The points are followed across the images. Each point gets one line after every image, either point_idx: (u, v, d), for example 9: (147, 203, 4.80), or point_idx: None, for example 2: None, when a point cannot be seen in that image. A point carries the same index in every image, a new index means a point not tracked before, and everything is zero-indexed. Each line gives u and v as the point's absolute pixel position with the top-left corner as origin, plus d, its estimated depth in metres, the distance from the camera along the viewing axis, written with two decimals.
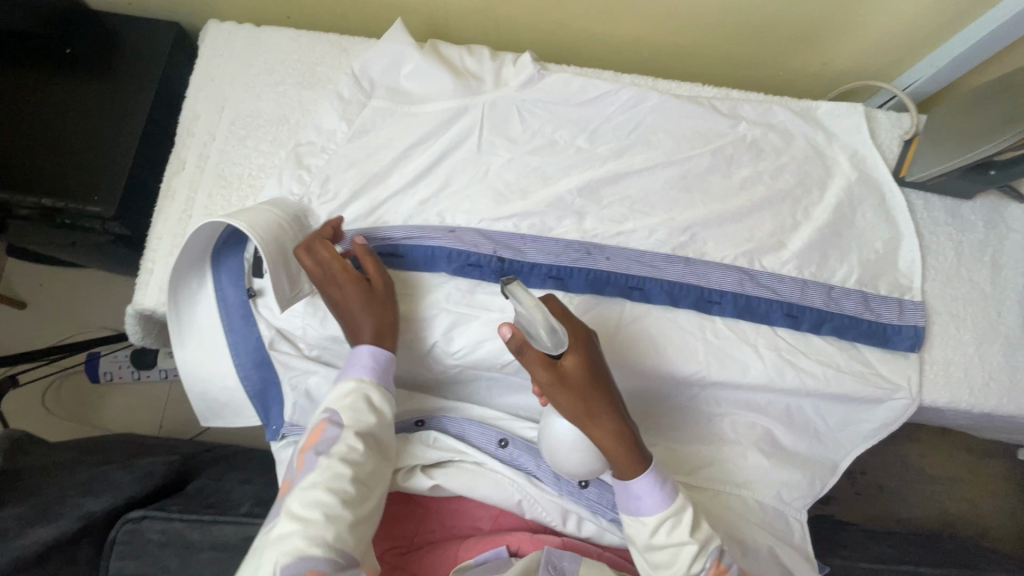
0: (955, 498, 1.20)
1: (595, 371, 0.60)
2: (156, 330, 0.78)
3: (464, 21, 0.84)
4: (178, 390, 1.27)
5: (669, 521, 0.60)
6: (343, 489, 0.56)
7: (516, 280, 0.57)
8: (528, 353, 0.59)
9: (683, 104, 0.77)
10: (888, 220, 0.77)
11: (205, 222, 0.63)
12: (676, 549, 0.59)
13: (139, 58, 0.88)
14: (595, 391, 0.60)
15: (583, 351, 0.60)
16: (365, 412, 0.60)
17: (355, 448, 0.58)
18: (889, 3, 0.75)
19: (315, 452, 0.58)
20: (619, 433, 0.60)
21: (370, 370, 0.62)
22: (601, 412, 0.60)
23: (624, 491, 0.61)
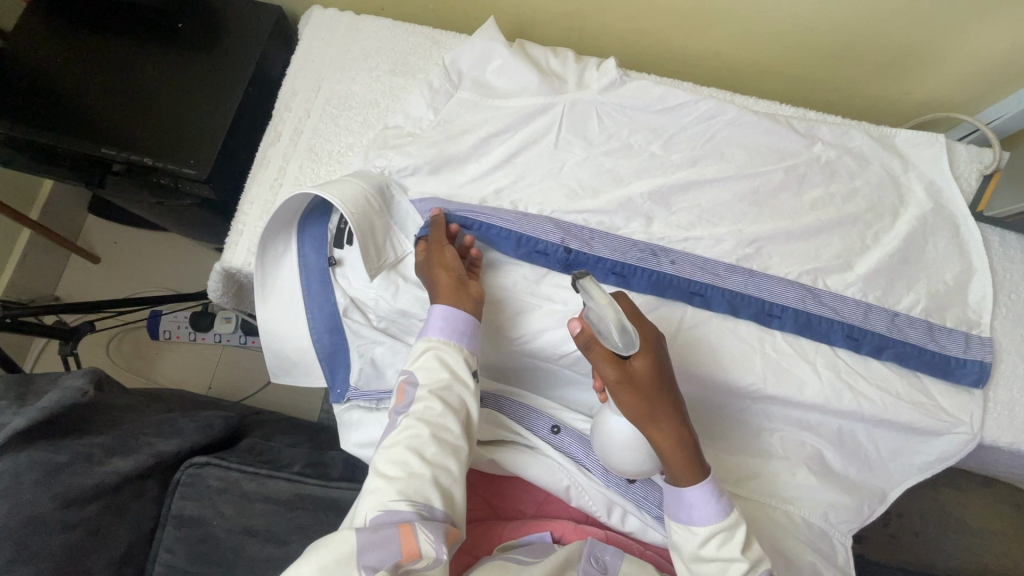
0: (997, 553, 1.15)
1: (664, 377, 0.60)
2: (234, 289, 0.83)
3: (550, 24, 0.87)
4: (229, 355, 1.33)
5: (720, 535, 0.59)
6: (422, 447, 0.59)
7: (590, 276, 0.60)
8: (596, 349, 0.59)
9: (761, 120, 0.78)
10: (959, 253, 0.77)
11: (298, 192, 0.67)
12: (724, 564, 0.58)
13: (241, 35, 0.94)
14: (661, 396, 0.59)
15: (653, 355, 0.60)
16: (436, 372, 0.63)
17: (428, 407, 0.61)
18: (981, 37, 0.75)
19: (397, 413, 0.62)
20: (681, 442, 0.59)
21: (440, 331, 0.65)
22: (664, 416, 0.59)
23: (677, 499, 0.60)
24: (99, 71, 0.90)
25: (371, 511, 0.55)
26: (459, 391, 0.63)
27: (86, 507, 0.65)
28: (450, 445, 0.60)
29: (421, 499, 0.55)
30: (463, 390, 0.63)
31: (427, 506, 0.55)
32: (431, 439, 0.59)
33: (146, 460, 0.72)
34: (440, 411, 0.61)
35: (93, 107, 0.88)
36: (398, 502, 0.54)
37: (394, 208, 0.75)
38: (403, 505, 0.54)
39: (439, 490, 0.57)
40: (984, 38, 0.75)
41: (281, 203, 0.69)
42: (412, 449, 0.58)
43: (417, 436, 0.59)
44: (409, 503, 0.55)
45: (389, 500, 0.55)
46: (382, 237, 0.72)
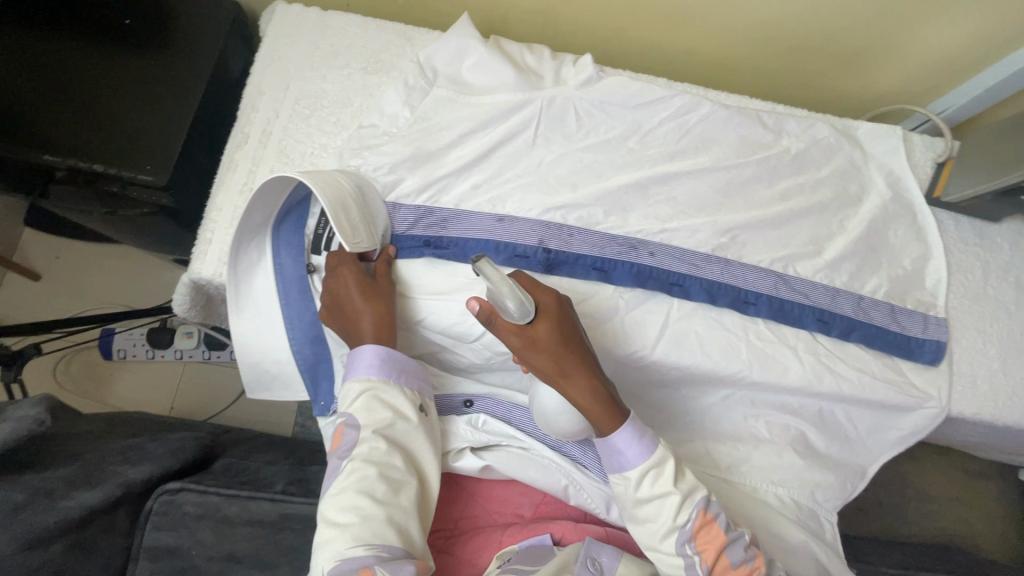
0: (952, 517, 1.24)
1: (567, 334, 0.61)
2: (202, 301, 0.77)
3: (524, 21, 0.87)
4: (193, 372, 1.25)
5: (652, 471, 0.60)
6: (372, 488, 0.56)
7: (484, 256, 0.58)
8: (498, 322, 0.60)
9: (733, 114, 0.80)
10: (919, 238, 0.80)
11: (281, 174, 0.62)
12: (660, 501, 0.59)
13: (196, 31, 0.88)
14: (568, 352, 0.60)
15: (553, 315, 0.61)
16: (377, 411, 0.61)
17: (372, 447, 0.59)
18: (928, 33, 0.80)
19: (339, 458, 0.59)
20: (595, 391, 0.60)
21: (376, 370, 0.63)
22: (574, 372, 0.60)
23: (605, 446, 0.61)
24: (37, 72, 0.83)
25: (330, 562, 0.53)
26: (403, 428, 0.62)
27: (50, 546, 0.60)
28: (399, 481, 0.58)
29: (379, 541, 0.53)
30: (406, 426, 0.62)
31: (388, 548, 0.53)
32: (379, 478, 0.57)
33: (115, 490, 0.67)
34: (386, 450, 0.59)
35: (33, 112, 0.80)
36: (355, 549, 0.53)
37: (371, 202, 0.70)
38: (362, 550, 0.53)
39: (396, 528, 0.55)
40: (933, 32, 0.79)
41: (258, 188, 0.64)
42: (362, 492, 0.56)
43: (367, 479, 0.57)
44: (366, 548, 0.53)
45: (345, 547, 0.53)
46: (359, 220, 0.66)
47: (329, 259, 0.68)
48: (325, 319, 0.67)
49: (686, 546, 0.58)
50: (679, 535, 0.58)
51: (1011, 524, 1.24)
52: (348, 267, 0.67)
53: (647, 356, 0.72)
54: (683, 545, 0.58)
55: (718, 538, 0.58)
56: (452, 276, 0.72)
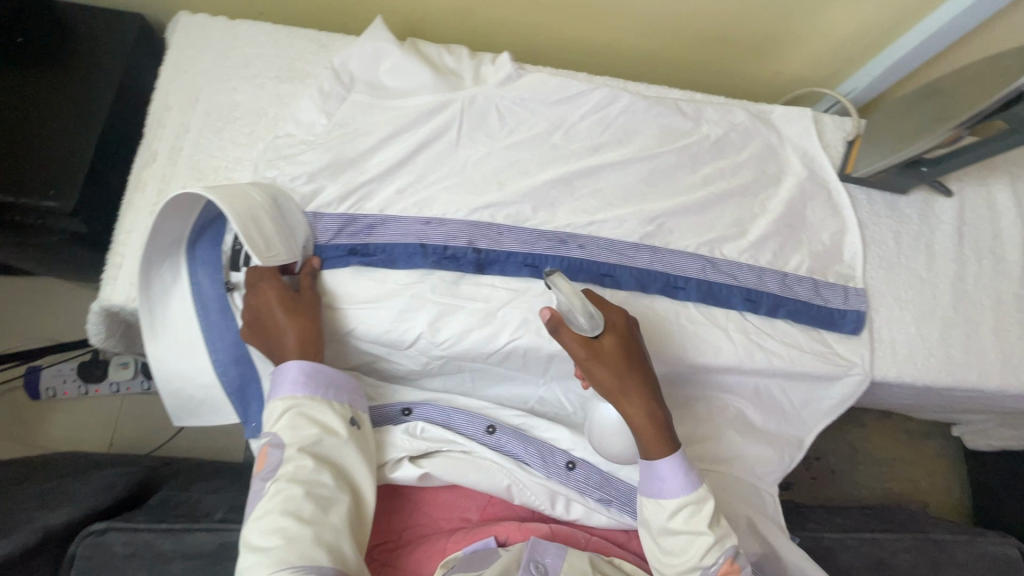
0: (898, 477, 1.31)
1: (632, 353, 0.63)
2: (120, 329, 0.74)
3: (443, 22, 0.86)
4: (134, 404, 1.19)
5: (688, 508, 0.61)
6: (298, 508, 0.55)
7: (558, 270, 0.59)
8: (564, 330, 0.62)
9: (651, 105, 0.81)
10: (834, 214, 0.84)
11: (183, 191, 0.60)
12: (691, 538, 0.60)
13: (96, 46, 0.83)
14: (632, 371, 0.62)
15: (620, 334, 0.63)
16: (303, 428, 0.60)
17: (298, 466, 0.58)
18: (827, 18, 0.83)
19: (263, 479, 0.58)
20: (651, 414, 0.62)
21: (301, 386, 0.62)
22: (634, 392, 0.62)
23: (648, 471, 0.62)
24: None
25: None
26: (331, 443, 0.61)
27: None
28: (328, 499, 0.57)
29: (305, 562, 0.52)
30: (335, 441, 0.61)
31: (314, 567, 0.52)
32: (306, 497, 0.56)
33: (29, 540, 0.65)
34: (312, 467, 0.58)
35: None
36: (280, 573, 0.52)
37: (288, 214, 0.68)
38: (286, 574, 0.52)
39: (325, 547, 0.54)
40: (831, 17, 0.83)
41: (162, 206, 0.62)
42: (286, 513, 0.55)
43: (292, 499, 0.56)
44: (292, 571, 0.52)
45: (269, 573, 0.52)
46: (273, 232, 0.64)
47: (248, 276, 0.66)
48: (247, 338, 0.65)
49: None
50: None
51: (950, 477, 1.31)
52: (269, 282, 0.65)
53: None
54: None
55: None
56: (382, 283, 0.72)
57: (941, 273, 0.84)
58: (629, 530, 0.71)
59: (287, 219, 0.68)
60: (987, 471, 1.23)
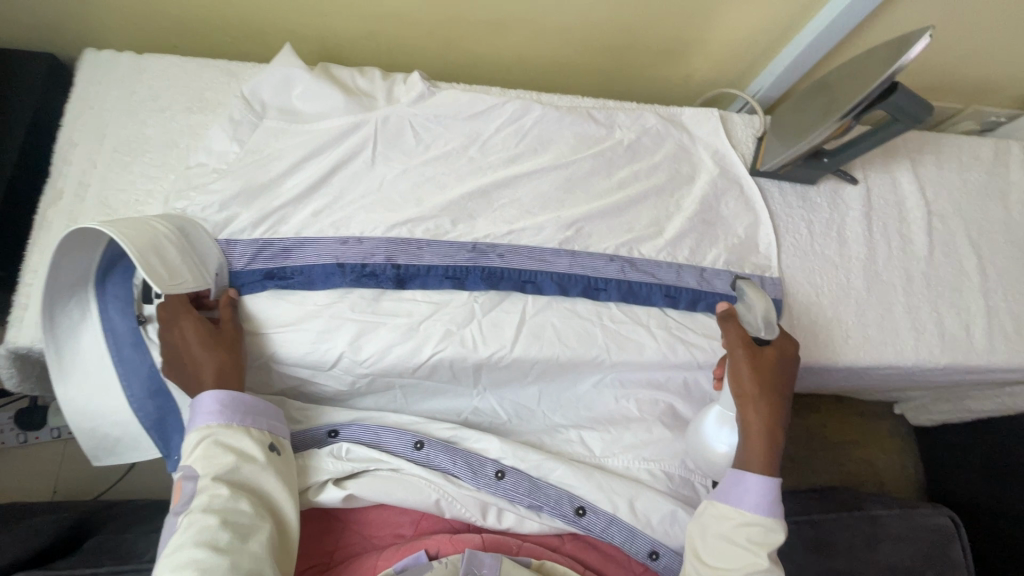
0: (853, 458, 1.34)
1: (785, 375, 0.67)
2: (35, 372, 0.72)
3: (358, 46, 0.88)
4: (75, 449, 1.15)
5: (755, 527, 0.62)
6: (213, 537, 0.54)
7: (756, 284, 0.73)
8: (732, 324, 0.69)
9: (563, 114, 0.84)
10: (748, 208, 0.87)
11: (78, 226, 0.60)
12: (746, 553, 0.61)
13: (2, 86, 0.82)
14: (775, 387, 0.66)
15: (783, 356, 0.68)
16: (218, 457, 0.59)
17: (213, 495, 0.57)
18: (723, 23, 0.88)
19: (176, 515, 0.57)
20: (767, 429, 0.65)
21: (216, 415, 0.61)
22: (766, 403, 0.65)
23: (736, 476, 0.64)
24: None
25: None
26: (250, 469, 0.60)
27: None
28: (247, 527, 0.56)
29: None
30: (254, 467, 0.61)
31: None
32: (222, 525, 0.55)
33: None
34: (229, 496, 0.57)
35: None
36: None
37: (198, 242, 0.69)
38: None
39: None
40: (727, 21, 0.87)
41: (60, 242, 0.61)
42: (201, 544, 0.53)
43: (207, 529, 0.55)
44: None
45: None
46: (179, 262, 0.64)
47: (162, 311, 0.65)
48: (166, 375, 0.64)
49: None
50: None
51: (903, 455, 1.35)
52: (184, 317, 0.65)
53: (507, 355, 0.74)
54: None
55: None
56: (301, 305, 0.72)
57: (853, 257, 0.87)
58: (562, 534, 0.72)
59: (197, 248, 0.69)
60: (934, 445, 1.26)
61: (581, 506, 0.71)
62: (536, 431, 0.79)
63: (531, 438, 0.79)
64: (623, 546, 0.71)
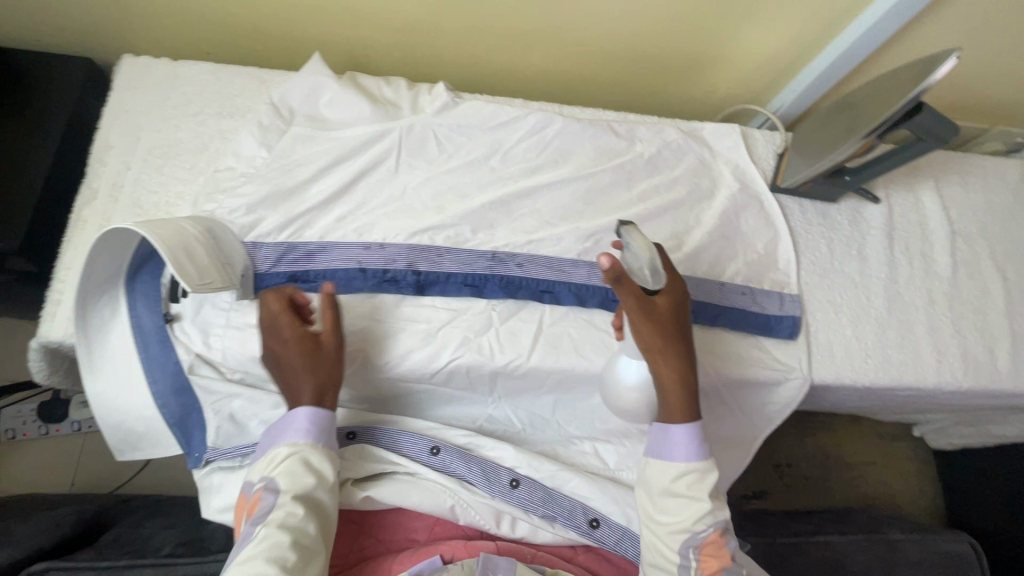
0: (869, 480, 1.32)
1: (680, 317, 0.64)
2: (64, 366, 0.74)
3: (385, 56, 0.90)
4: (94, 442, 1.17)
5: (691, 475, 0.61)
6: (282, 558, 0.55)
7: (633, 223, 0.65)
8: (625, 282, 0.61)
9: (585, 127, 0.85)
10: (768, 224, 0.87)
11: (112, 226, 0.61)
12: (689, 502, 0.60)
13: (43, 89, 0.85)
14: (676, 334, 0.63)
15: (677, 296, 0.64)
16: (301, 475, 0.60)
17: (290, 513, 0.57)
18: (747, 40, 0.88)
19: (252, 523, 0.58)
20: (681, 378, 0.62)
21: (304, 433, 0.61)
22: (672, 353, 0.62)
23: (663, 433, 0.63)
24: None
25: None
26: (324, 493, 0.61)
27: None
28: (311, 551, 0.57)
29: None
30: (329, 491, 0.61)
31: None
32: (292, 546, 0.56)
33: None
34: (302, 517, 0.58)
35: None
36: None
37: (224, 244, 0.70)
38: None
39: None
40: (750, 38, 0.88)
41: (94, 242, 0.63)
42: (271, 561, 0.55)
43: (277, 547, 0.55)
44: None
45: None
46: (208, 262, 0.65)
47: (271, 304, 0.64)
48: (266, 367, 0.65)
49: (690, 550, 0.59)
50: (689, 539, 0.59)
51: (921, 478, 1.32)
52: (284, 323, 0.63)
53: (524, 364, 0.74)
54: (688, 549, 0.59)
55: (722, 559, 0.59)
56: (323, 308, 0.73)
57: (874, 276, 0.86)
58: (575, 545, 0.72)
59: (223, 250, 0.70)
60: (954, 469, 1.24)
61: (595, 518, 0.71)
62: (550, 441, 0.79)
63: (545, 449, 0.79)
64: (635, 560, 0.70)
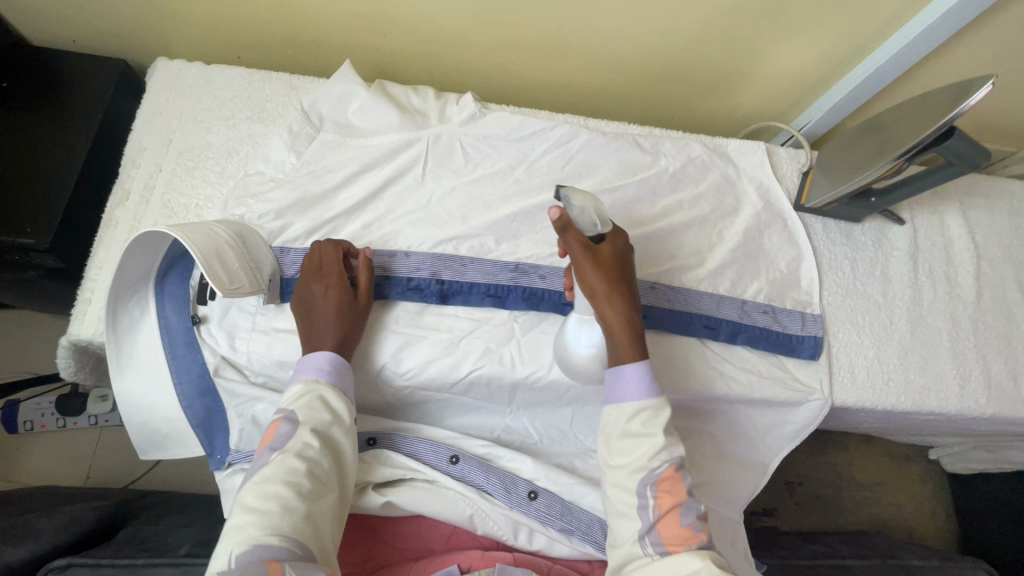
0: (882, 501, 1.30)
1: (624, 265, 0.66)
2: (91, 363, 0.75)
3: (413, 64, 0.91)
4: (111, 436, 1.18)
5: (644, 414, 0.62)
6: (297, 482, 0.57)
7: (571, 183, 0.64)
8: (571, 232, 0.63)
9: (610, 140, 0.85)
10: (791, 242, 0.86)
11: (146, 230, 0.62)
12: (644, 439, 0.61)
13: (78, 89, 0.87)
14: (621, 280, 0.65)
15: (619, 245, 0.67)
16: (318, 411, 0.63)
17: (306, 444, 0.60)
18: (775, 58, 0.88)
19: (269, 450, 0.60)
20: (628, 321, 0.64)
21: (324, 374, 0.65)
22: (618, 298, 0.64)
23: (615, 375, 0.64)
24: None
25: (238, 546, 0.53)
26: (337, 431, 0.64)
27: None
28: (323, 485, 0.59)
29: (294, 535, 0.54)
30: (342, 430, 0.64)
31: (300, 541, 0.54)
32: (306, 473, 0.58)
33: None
34: (317, 449, 0.60)
35: None
36: (270, 536, 0.53)
37: (254, 247, 0.71)
38: (275, 540, 0.53)
39: (312, 528, 0.56)
40: (778, 57, 0.88)
41: (127, 246, 0.64)
42: (286, 483, 0.57)
43: (294, 471, 0.58)
44: (282, 538, 0.53)
45: (259, 534, 0.53)
46: (238, 266, 0.66)
47: (320, 252, 0.71)
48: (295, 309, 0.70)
49: (647, 488, 0.59)
50: (646, 476, 0.60)
51: (935, 501, 1.31)
52: (332, 270, 0.70)
53: (544, 376, 0.74)
54: (645, 486, 0.59)
55: (679, 495, 0.59)
56: None
57: (897, 299, 0.86)
58: (592, 560, 0.71)
59: (253, 253, 0.71)
60: (970, 494, 1.22)
61: None
62: (567, 454, 0.79)
63: (562, 462, 0.78)
64: None
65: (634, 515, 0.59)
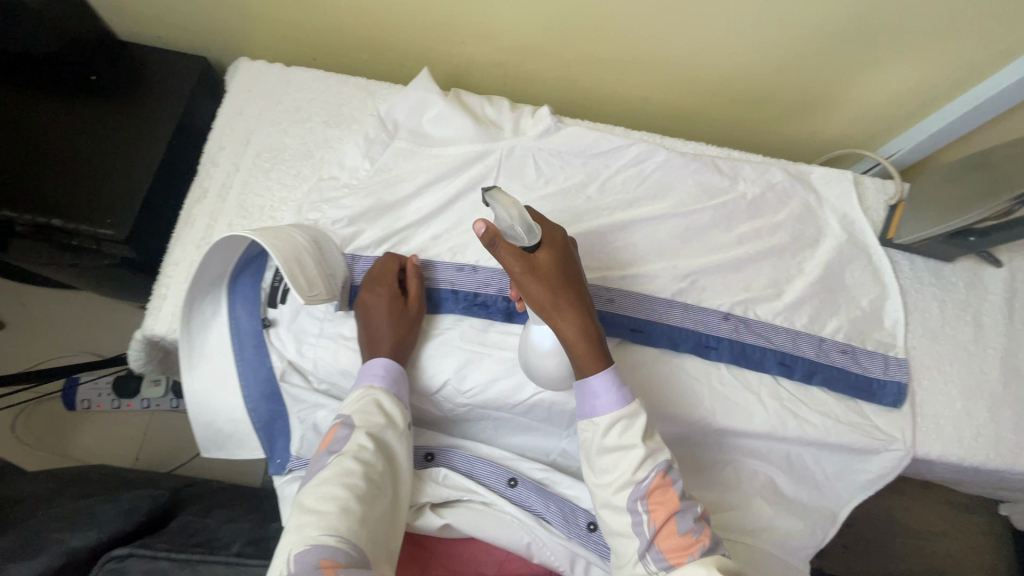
0: (941, 552, 1.22)
1: (567, 269, 0.60)
2: (158, 355, 0.76)
3: (487, 73, 0.90)
4: (162, 420, 1.21)
5: (621, 423, 0.59)
6: (353, 484, 0.56)
7: (495, 188, 0.56)
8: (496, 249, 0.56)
9: (688, 162, 0.81)
10: (875, 279, 0.82)
11: (227, 234, 0.62)
12: (624, 451, 0.58)
13: (162, 85, 0.89)
14: (565, 286, 0.59)
15: (558, 247, 0.60)
16: (373, 415, 0.62)
17: (361, 447, 0.59)
18: (867, 88, 0.84)
19: (326, 453, 0.59)
20: (583, 327, 0.59)
21: (380, 379, 0.65)
22: (567, 306, 0.59)
23: (582, 390, 0.61)
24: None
25: (296, 546, 0.52)
26: (391, 436, 0.62)
27: None
28: (378, 489, 0.58)
29: (350, 537, 0.53)
30: (396, 435, 0.63)
31: (356, 545, 0.53)
32: (362, 476, 0.57)
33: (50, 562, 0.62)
34: (372, 453, 0.59)
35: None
36: (326, 537, 0.52)
37: (327, 254, 0.71)
38: (332, 540, 0.52)
39: (368, 532, 0.54)
40: (868, 88, 0.84)
41: (209, 248, 0.64)
42: (343, 485, 0.56)
43: (350, 473, 0.57)
44: (338, 539, 0.52)
45: (317, 534, 0.52)
46: (316, 273, 0.66)
47: (377, 262, 0.72)
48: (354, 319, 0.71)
49: (637, 502, 0.57)
50: (633, 491, 0.57)
51: (1000, 557, 1.22)
52: (385, 279, 0.70)
53: None
54: (636, 501, 0.57)
55: (671, 504, 0.56)
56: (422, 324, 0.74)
57: (990, 346, 0.80)
58: None
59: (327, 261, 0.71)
60: None
61: None
62: None
63: None
64: None
65: (631, 533, 0.57)
